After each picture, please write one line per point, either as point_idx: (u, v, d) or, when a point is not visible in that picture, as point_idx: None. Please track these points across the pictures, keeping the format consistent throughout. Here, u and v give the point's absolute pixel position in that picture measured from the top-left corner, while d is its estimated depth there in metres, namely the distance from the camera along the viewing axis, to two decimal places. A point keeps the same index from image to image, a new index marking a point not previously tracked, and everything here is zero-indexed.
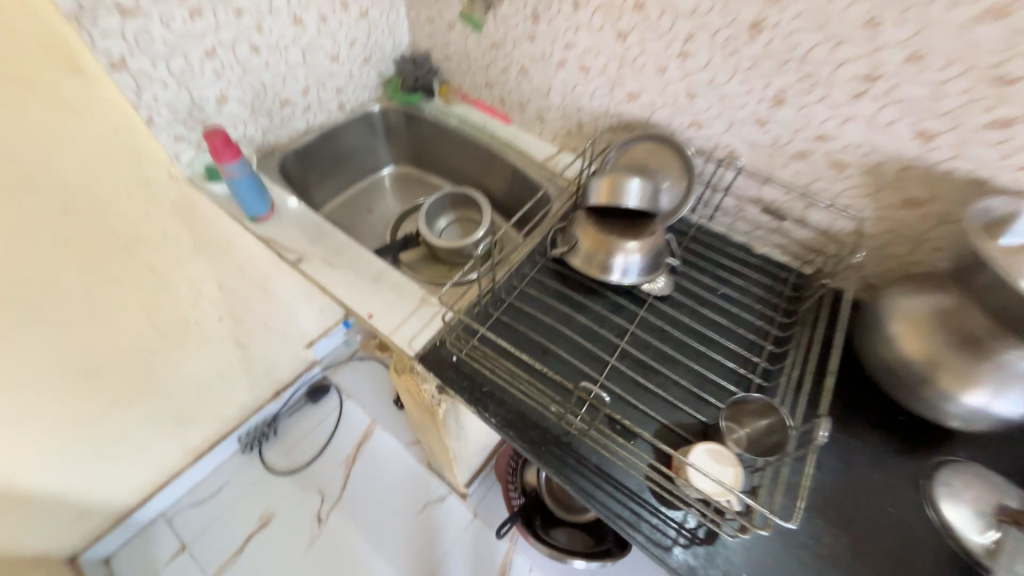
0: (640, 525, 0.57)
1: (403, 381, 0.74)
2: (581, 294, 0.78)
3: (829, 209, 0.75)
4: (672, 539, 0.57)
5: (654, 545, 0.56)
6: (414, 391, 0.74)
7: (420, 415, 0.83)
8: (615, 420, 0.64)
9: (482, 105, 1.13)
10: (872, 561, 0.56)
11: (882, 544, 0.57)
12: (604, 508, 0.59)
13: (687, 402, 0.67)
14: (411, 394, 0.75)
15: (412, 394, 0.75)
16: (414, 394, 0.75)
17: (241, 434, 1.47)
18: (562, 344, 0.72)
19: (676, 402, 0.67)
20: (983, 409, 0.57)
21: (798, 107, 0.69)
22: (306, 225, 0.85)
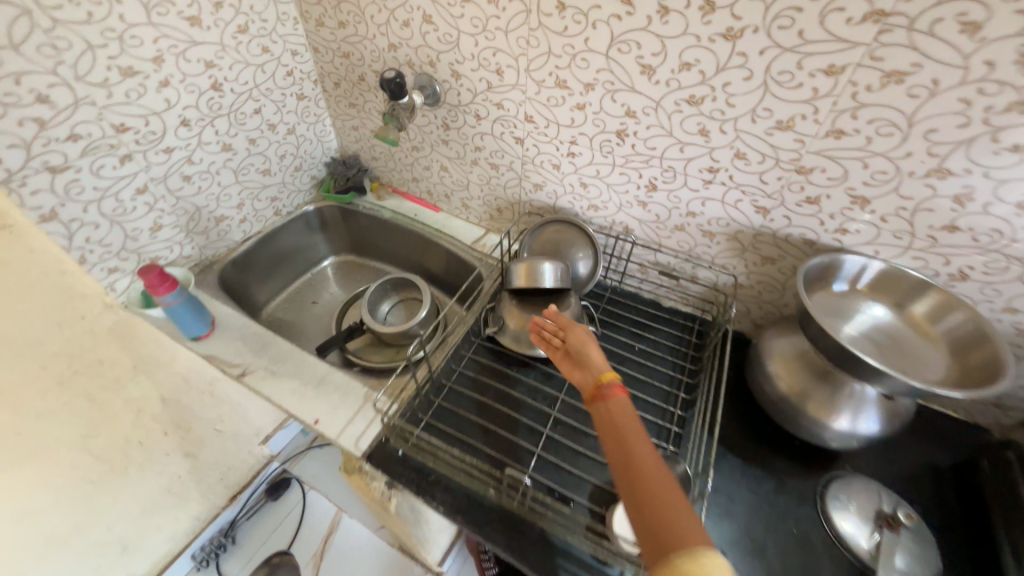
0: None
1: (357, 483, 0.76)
2: (514, 369, 0.86)
3: (710, 268, 0.88)
4: None
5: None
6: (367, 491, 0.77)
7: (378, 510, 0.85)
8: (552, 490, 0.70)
9: (413, 196, 1.24)
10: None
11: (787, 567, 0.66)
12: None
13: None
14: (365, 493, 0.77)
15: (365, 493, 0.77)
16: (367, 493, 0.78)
17: (194, 552, 1.33)
18: (500, 422, 0.78)
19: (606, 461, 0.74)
20: (852, 429, 0.69)
21: (668, 192, 0.83)
22: (248, 337, 0.89)
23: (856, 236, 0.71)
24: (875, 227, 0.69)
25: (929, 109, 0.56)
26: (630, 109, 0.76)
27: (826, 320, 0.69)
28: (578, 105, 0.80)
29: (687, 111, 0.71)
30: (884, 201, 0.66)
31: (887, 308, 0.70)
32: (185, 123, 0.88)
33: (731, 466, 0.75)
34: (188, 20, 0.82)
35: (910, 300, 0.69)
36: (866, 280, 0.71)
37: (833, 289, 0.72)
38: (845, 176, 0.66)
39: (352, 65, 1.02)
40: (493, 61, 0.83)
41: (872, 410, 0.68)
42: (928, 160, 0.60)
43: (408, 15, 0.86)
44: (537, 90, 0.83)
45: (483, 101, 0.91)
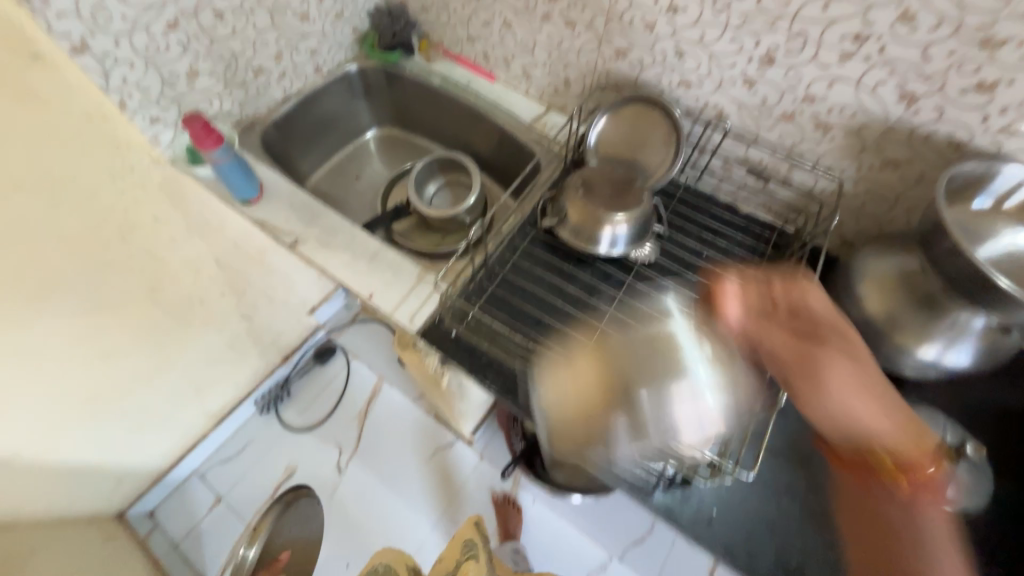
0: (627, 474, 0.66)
1: (411, 357, 0.79)
2: (570, 263, 0.81)
3: (811, 170, 0.76)
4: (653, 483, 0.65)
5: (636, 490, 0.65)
6: (419, 364, 0.79)
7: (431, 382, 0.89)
8: None
9: (465, 61, 1.08)
10: None
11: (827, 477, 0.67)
12: (593, 460, 0.67)
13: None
14: (417, 366, 0.80)
15: (417, 365, 0.79)
16: (419, 366, 0.80)
17: (257, 397, 1.57)
18: (554, 314, 0.76)
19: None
20: (934, 361, 0.64)
21: (787, 68, 0.67)
22: (298, 205, 0.85)
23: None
24: None
25: None
26: None
27: (957, 234, 0.60)
28: None
29: None
30: None
31: None
32: None
33: None
34: None
35: None
36: (1016, 201, 0.59)
37: (972, 205, 0.61)
38: None
39: None
40: None
41: (968, 343, 0.62)
42: None
43: None
44: None
45: None
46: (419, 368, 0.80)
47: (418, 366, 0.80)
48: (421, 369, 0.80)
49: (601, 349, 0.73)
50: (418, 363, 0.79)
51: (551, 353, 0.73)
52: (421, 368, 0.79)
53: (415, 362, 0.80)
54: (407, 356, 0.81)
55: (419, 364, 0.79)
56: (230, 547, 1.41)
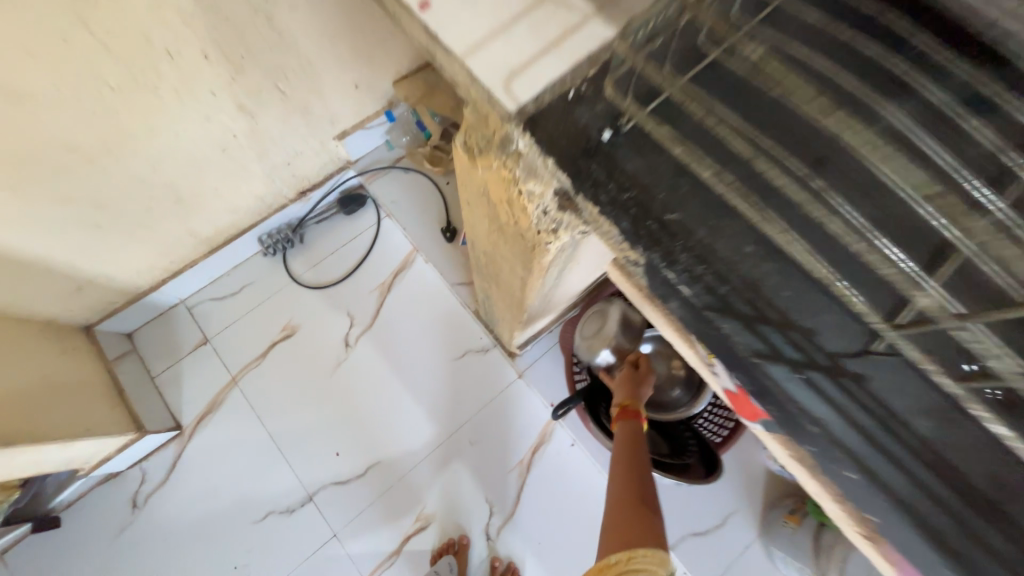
0: (897, 460, 0.35)
1: (489, 172, 0.45)
2: (875, 82, 0.39)
3: None
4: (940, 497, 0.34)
5: (916, 513, 0.34)
6: (499, 188, 0.45)
7: (507, 243, 0.55)
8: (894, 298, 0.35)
9: None
10: None
11: None
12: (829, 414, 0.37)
13: None
14: (496, 194, 0.47)
15: (494, 188, 0.46)
16: (496, 192, 0.46)
17: (263, 233, 1.23)
18: (834, 163, 0.37)
19: None
20: None
21: None
22: None
23: None
24: None
25: None
26: None
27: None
28: None
29: None
30: None
31: None
32: None
33: None
34: None
35: None
36: None
37: None
38: None
39: None
40: None
41: None
42: None
43: None
44: None
45: None
46: (496, 195, 0.47)
47: (495, 190, 0.46)
48: (500, 198, 0.46)
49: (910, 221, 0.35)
50: (499, 187, 0.45)
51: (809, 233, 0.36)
52: (501, 193, 0.46)
53: (492, 180, 0.46)
54: (481, 174, 0.47)
55: (501, 188, 0.45)
56: (210, 397, 1.19)
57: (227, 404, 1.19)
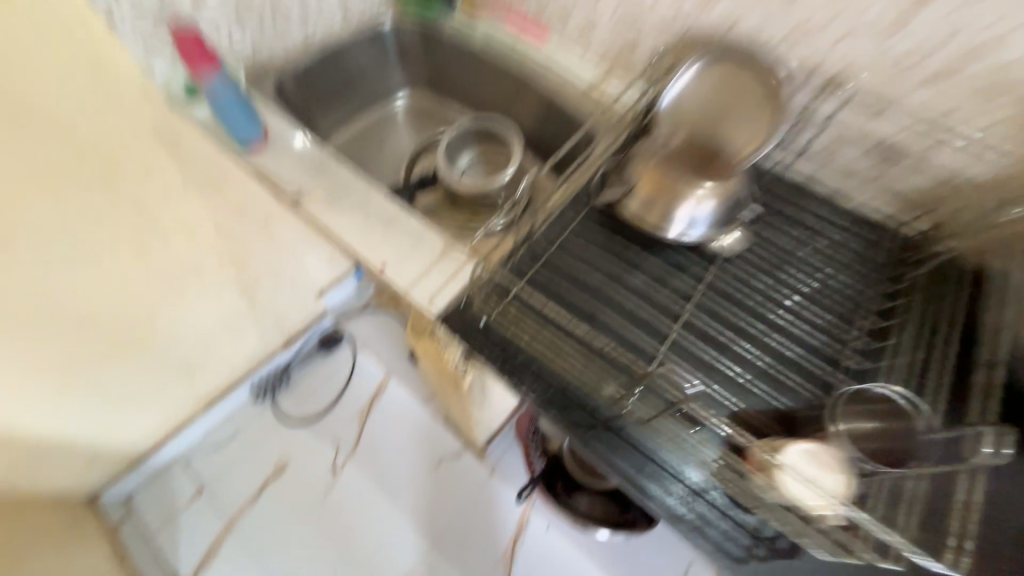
0: (710, 528, 0.50)
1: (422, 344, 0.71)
2: (637, 250, 0.65)
3: (964, 149, 0.59)
4: (746, 548, 0.50)
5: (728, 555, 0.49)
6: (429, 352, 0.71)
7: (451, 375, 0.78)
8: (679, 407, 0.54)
9: (515, 18, 0.94)
10: None
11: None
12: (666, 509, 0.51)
13: (773, 396, 0.55)
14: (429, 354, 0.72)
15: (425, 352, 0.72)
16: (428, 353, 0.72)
17: (254, 383, 1.43)
18: (613, 310, 0.60)
19: (764, 399, 0.55)
20: None
21: (948, 9, 0.52)
22: (306, 156, 0.72)
23: None
24: None
25: None
26: None
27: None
28: None
29: None
30: None
31: None
32: None
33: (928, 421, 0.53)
34: None
35: None
36: None
37: None
38: None
39: None
40: None
41: None
42: None
43: None
44: None
45: None
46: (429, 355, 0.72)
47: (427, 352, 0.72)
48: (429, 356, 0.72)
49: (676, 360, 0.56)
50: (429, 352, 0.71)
51: (610, 358, 0.56)
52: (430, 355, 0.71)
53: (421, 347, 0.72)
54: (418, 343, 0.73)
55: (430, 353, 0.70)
56: (206, 546, 1.26)
57: (223, 550, 1.26)
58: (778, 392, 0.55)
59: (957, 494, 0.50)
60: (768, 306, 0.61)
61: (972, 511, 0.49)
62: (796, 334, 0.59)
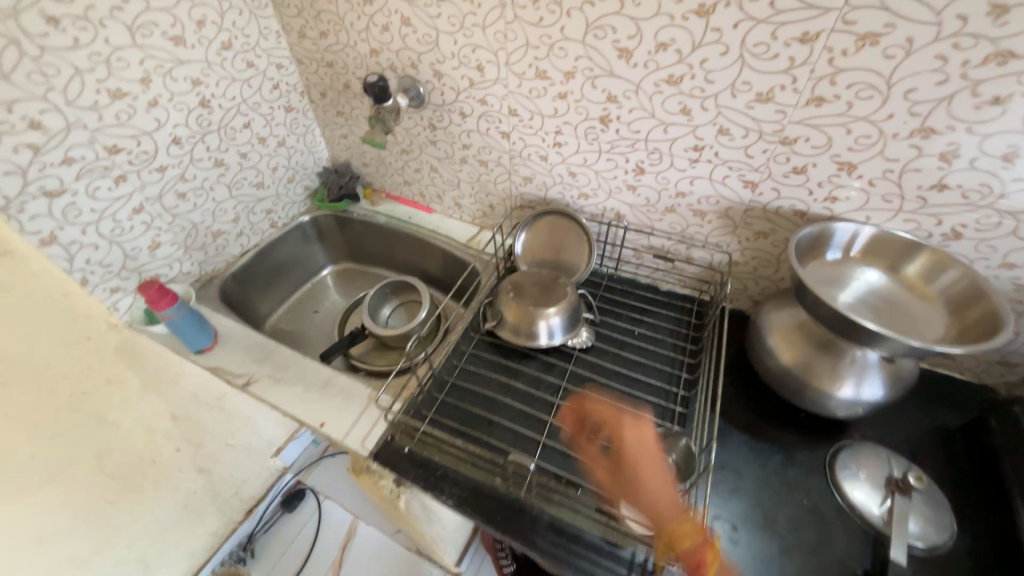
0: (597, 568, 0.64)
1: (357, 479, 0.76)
2: (517, 360, 0.86)
3: (706, 248, 0.88)
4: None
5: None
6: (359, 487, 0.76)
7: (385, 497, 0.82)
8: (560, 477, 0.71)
9: (406, 200, 1.25)
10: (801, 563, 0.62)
11: (805, 547, 0.63)
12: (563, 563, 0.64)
13: None
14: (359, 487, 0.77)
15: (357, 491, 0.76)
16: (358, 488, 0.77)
17: (218, 567, 1.30)
18: (504, 414, 0.78)
19: None
20: (856, 397, 0.68)
21: (657, 175, 0.83)
22: (251, 347, 0.90)
23: (846, 203, 0.70)
24: (864, 192, 0.68)
25: (907, 68, 0.56)
26: (611, 94, 0.77)
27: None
28: (560, 94, 0.81)
29: (667, 91, 0.72)
30: (870, 165, 0.65)
31: (881, 273, 0.70)
32: (177, 141, 0.90)
33: (736, 438, 0.75)
34: (172, 39, 0.84)
35: (907, 264, 0.69)
36: (858, 247, 0.71)
37: (827, 258, 0.73)
38: (828, 142, 0.66)
39: (336, 73, 1.04)
40: (474, 57, 0.84)
41: (875, 376, 0.67)
42: (910, 120, 0.60)
43: (386, 19, 0.88)
44: (519, 83, 0.84)
45: (467, 99, 0.92)
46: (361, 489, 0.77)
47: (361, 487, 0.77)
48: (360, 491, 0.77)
49: (556, 441, 0.75)
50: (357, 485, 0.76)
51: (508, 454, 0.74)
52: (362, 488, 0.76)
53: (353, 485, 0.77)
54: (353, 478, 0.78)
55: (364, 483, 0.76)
56: None
57: None
58: None
59: (765, 491, 0.68)
60: (617, 381, 0.83)
61: (776, 503, 0.67)
62: (639, 398, 0.80)
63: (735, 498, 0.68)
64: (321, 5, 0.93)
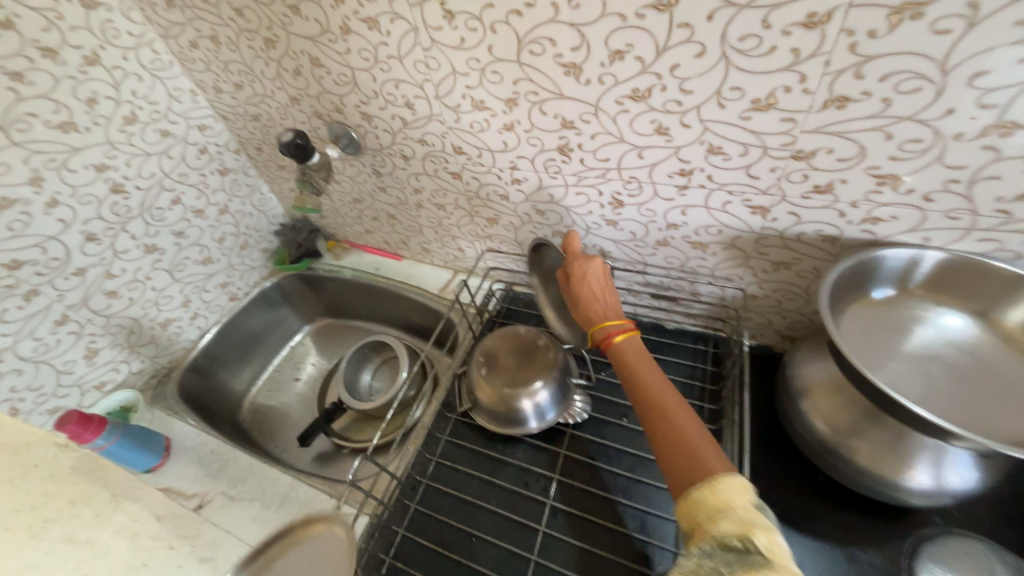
0: None
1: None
2: (499, 447, 0.73)
3: (713, 282, 0.72)
4: None
5: None
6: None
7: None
8: None
9: (372, 248, 1.13)
10: None
11: None
12: None
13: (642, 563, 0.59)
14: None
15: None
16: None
17: None
18: (488, 526, 0.66)
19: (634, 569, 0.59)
20: (936, 485, 0.51)
21: (639, 208, 0.67)
22: (206, 458, 0.83)
23: (893, 223, 0.53)
24: (918, 209, 0.50)
25: (972, 45, 0.38)
26: (566, 119, 0.61)
27: (860, 352, 0.52)
28: (505, 125, 0.66)
29: (634, 109, 0.55)
30: (923, 175, 0.47)
31: (967, 318, 0.52)
32: (92, 238, 0.80)
33: (777, 534, 0.59)
34: (59, 127, 0.72)
35: (991, 301, 0.51)
36: (919, 280, 0.53)
37: (874, 297, 0.55)
38: (861, 152, 0.48)
39: (264, 126, 0.92)
40: (399, 94, 0.70)
41: (960, 458, 0.50)
42: (982, 115, 0.42)
43: (296, 63, 0.74)
44: (456, 117, 0.69)
45: (405, 140, 0.78)
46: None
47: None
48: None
49: (550, 558, 0.61)
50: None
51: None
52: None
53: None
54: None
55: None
56: None
57: None
58: (645, 557, 0.60)
59: None
60: (620, 464, 0.68)
61: None
62: (649, 485, 0.65)
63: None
64: (226, 56, 0.80)
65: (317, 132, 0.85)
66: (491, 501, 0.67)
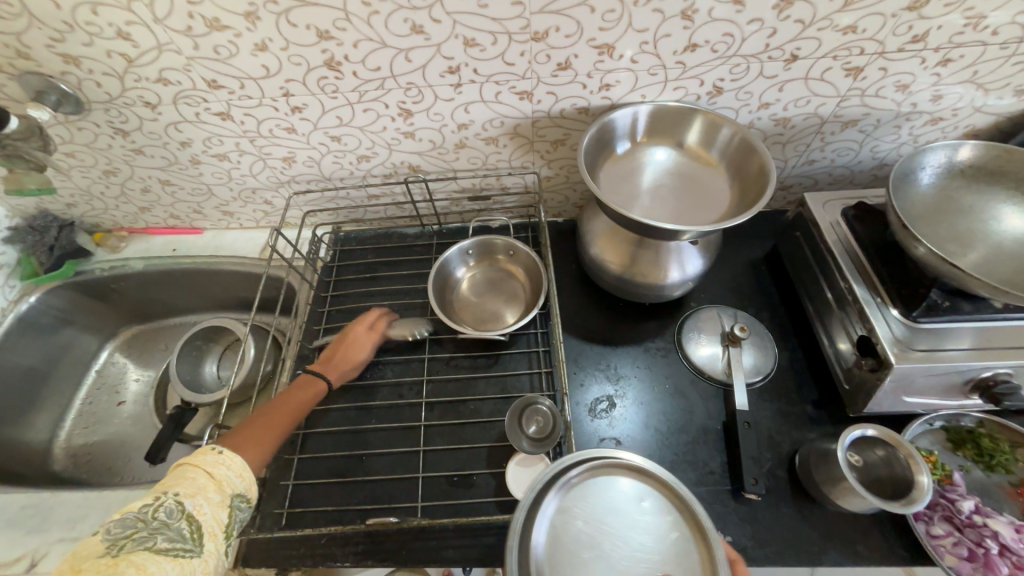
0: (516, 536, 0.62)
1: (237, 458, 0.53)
2: (366, 375, 0.76)
3: (513, 173, 0.81)
4: None
5: None
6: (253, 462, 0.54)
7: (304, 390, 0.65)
8: (452, 474, 0.66)
9: (159, 229, 0.96)
10: (677, 440, 0.67)
11: (677, 427, 0.68)
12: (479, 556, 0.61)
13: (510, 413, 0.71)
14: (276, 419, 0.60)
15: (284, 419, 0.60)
16: (285, 411, 0.61)
17: None
18: (375, 442, 0.70)
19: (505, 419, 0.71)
20: (682, 276, 0.71)
21: (427, 114, 0.70)
22: (17, 518, 0.69)
23: (619, 87, 0.65)
24: (631, 71, 0.63)
25: None
26: (320, 29, 0.58)
27: (618, 197, 0.66)
28: (257, 45, 0.60)
29: (383, 9, 0.55)
30: (626, 42, 0.59)
31: (673, 150, 0.70)
32: None
33: (601, 353, 0.75)
34: None
35: (685, 133, 0.69)
36: (641, 130, 0.69)
37: (617, 152, 0.69)
38: (578, 27, 0.58)
39: None
40: (103, 21, 0.57)
41: (690, 253, 0.70)
42: None
43: None
44: (192, 43, 0.60)
45: (139, 82, 0.65)
46: (289, 412, 0.62)
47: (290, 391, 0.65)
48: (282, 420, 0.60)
49: (438, 441, 0.69)
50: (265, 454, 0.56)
51: (394, 482, 0.67)
52: (275, 435, 0.58)
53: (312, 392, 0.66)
54: (314, 394, 0.65)
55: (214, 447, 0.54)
56: None
57: None
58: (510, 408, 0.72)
59: (635, 392, 0.72)
60: (477, 348, 0.78)
61: (644, 396, 0.71)
62: (503, 356, 0.77)
63: (617, 413, 0.70)
64: None
65: (5, 90, 0.65)
66: (373, 420, 0.72)
